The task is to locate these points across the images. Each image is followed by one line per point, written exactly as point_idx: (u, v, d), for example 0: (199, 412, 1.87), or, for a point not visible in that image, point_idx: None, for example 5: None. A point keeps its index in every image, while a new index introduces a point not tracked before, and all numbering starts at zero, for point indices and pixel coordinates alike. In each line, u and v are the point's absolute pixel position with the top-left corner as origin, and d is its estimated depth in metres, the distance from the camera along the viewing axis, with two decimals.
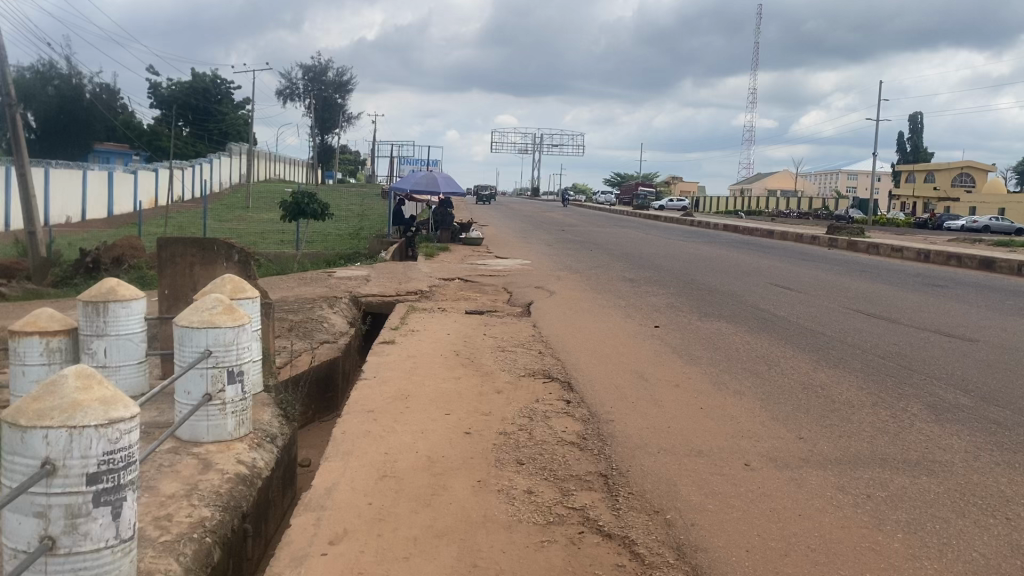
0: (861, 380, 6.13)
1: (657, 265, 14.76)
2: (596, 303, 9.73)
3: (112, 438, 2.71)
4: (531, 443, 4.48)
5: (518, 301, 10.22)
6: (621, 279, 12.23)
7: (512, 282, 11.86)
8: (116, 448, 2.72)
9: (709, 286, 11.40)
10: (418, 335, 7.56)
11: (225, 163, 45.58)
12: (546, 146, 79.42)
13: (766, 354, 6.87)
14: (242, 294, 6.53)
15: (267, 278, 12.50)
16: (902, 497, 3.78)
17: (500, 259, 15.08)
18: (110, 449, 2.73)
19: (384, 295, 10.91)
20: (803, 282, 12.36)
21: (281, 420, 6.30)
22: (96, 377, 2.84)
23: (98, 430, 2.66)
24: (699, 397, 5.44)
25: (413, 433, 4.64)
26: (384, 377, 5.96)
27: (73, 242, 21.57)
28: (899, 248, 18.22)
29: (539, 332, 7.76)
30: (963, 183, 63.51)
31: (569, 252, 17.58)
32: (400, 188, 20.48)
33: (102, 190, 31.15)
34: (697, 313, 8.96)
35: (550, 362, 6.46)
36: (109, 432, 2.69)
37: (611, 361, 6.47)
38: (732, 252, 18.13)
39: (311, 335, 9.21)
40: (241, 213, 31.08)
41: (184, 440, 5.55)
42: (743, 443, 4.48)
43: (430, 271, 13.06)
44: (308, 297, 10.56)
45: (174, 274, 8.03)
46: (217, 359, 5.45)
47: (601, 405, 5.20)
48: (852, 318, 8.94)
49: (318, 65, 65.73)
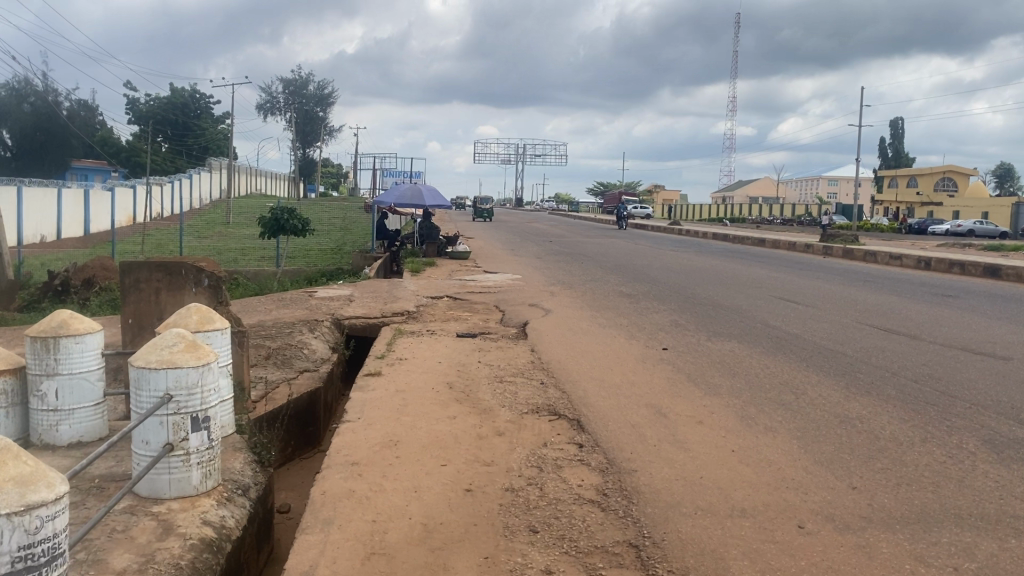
0: (900, 408, 5.51)
1: (653, 278, 14.15)
2: (595, 322, 9.10)
3: (27, 528, 2.45)
4: (544, 503, 3.83)
5: (512, 321, 9.57)
6: (618, 294, 11.60)
7: (503, 300, 11.21)
8: (32, 540, 2.46)
9: (712, 302, 10.79)
10: (407, 363, 6.89)
11: (205, 178, 44.78)
12: (529, 155, 78.95)
13: (789, 381, 6.25)
14: (210, 324, 5.84)
15: (245, 300, 11.81)
16: (995, 567, 3.15)
17: (488, 275, 14.43)
18: (28, 541, 2.48)
19: (369, 316, 10.23)
20: (808, 294, 11.78)
21: (255, 467, 5.62)
22: (17, 455, 2.57)
23: (10, 519, 2.42)
24: (727, 437, 4.79)
25: (404, 493, 3.98)
26: (370, 418, 5.29)
27: (45, 263, 20.77)
28: (898, 255, 17.73)
29: (539, 358, 7.11)
30: (947, 188, 63.51)
31: (560, 265, 16.94)
32: (383, 202, 19.84)
33: (77, 207, 30.33)
34: (706, 333, 8.34)
35: (554, 395, 5.81)
36: (23, 521, 2.44)
37: (621, 393, 5.82)
38: (727, 262, 17.56)
39: (290, 364, 8.54)
40: (221, 229, 30.31)
41: (142, 496, 4.87)
42: (791, 497, 3.84)
43: (417, 289, 12.38)
44: (287, 321, 9.87)
45: (139, 300, 7.40)
46: (178, 404, 4.77)
47: (617, 450, 4.56)
48: (871, 335, 8.34)
49: (298, 79, 65.03)
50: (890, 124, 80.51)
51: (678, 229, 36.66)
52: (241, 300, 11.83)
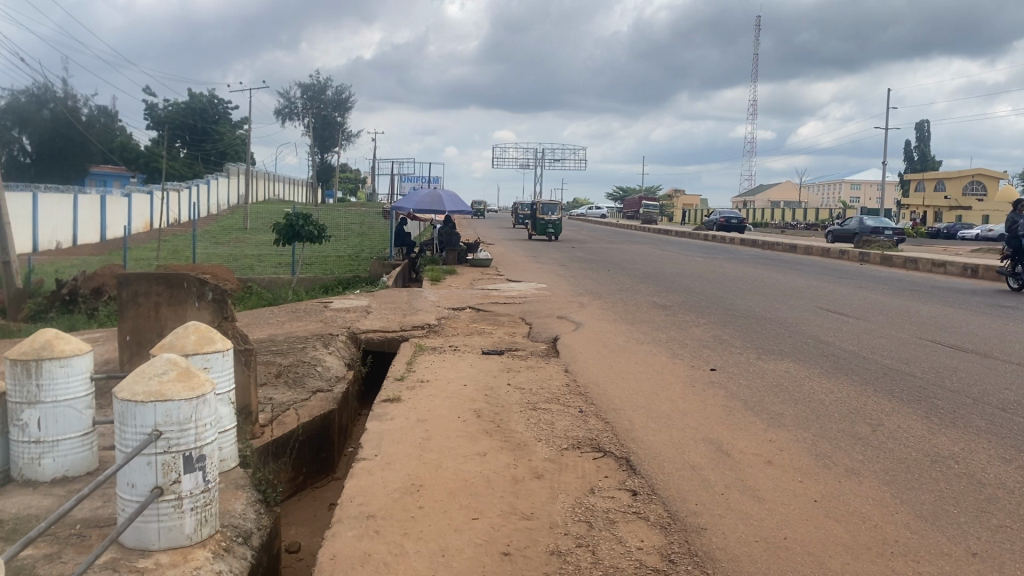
0: (997, 444, 4.79)
1: (687, 287, 13.45)
2: (631, 338, 8.40)
3: None
4: (600, 573, 3.16)
5: (541, 336, 8.87)
6: (651, 306, 10.90)
7: (530, 312, 10.55)
8: None
9: (754, 314, 10.09)
10: (429, 386, 6.22)
11: (223, 183, 44.50)
12: (548, 160, 78.09)
13: (859, 410, 5.55)
14: (209, 346, 5.23)
15: (257, 312, 11.22)
16: None
17: (512, 285, 13.75)
18: None
19: (387, 329, 9.56)
20: (855, 306, 11.05)
21: (259, 508, 5.00)
22: None
23: None
24: (804, 484, 4.11)
25: (429, 557, 3.33)
26: (389, 455, 4.63)
27: (58, 271, 20.31)
28: (940, 262, 16.89)
29: (574, 379, 6.45)
30: (975, 192, 62.15)
31: (586, 273, 16.27)
32: (401, 208, 19.21)
33: (94, 213, 29.96)
34: (755, 351, 7.62)
35: (595, 426, 5.15)
36: None
37: (672, 425, 5.13)
38: (760, 269, 16.84)
39: (302, 383, 7.92)
40: (238, 235, 29.87)
41: (127, 547, 4.24)
42: (903, 569, 3.15)
43: (438, 299, 11.76)
44: (300, 335, 9.24)
45: (137, 315, 6.87)
46: (168, 442, 4.15)
47: (679, 499, 3.89)
48: (936, 352, 7.60)
49: (317, 84, 64.72)
50: (915, 127, 78.94)
51: (701, 234, 35.83)
52: (254, 312, 11.24)
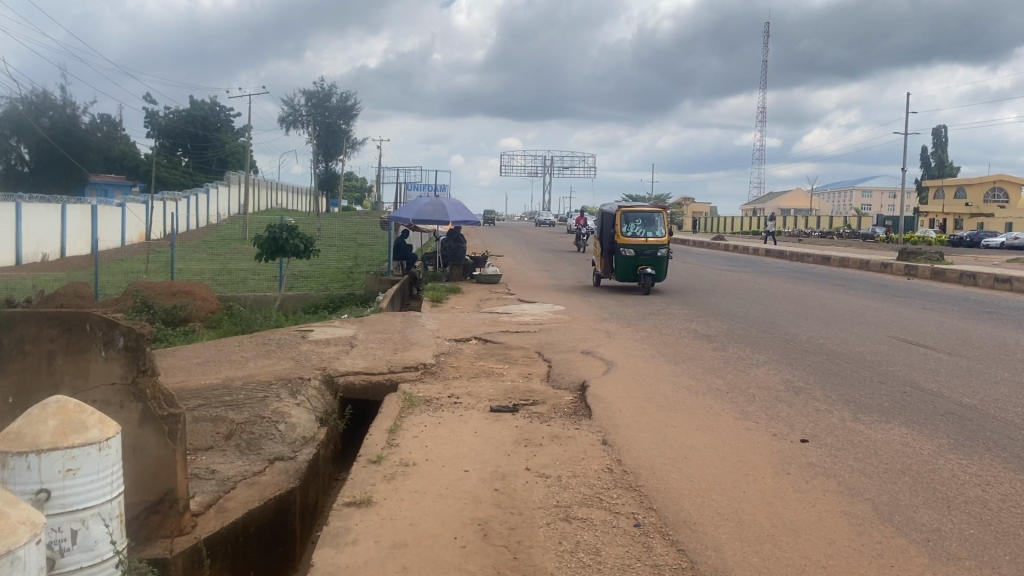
0: None
1: (725, 309, 11.62)
2: (680, 387, 6.55)
3: None
4: None
5: (562, 382, 7.02)
6: (693, 337, 9.05)
7: (548, 345, 8.72)
8: None
9: (820, 349, 8.24)
10: (417, 477, 4.38)
11: (224, 193, 42.92)
12: (557, 168, 76.01)
13: None
14: (75, 438, 3.42)
15: (224, 345, 9.42)
16: None
17: (524, 307, 11.93)
18: None
19: (371, 370, 7.71)
20: (935, 334, 9.21)
21: None
22: None
23: None
24: None
25: None
26: None
27: (30, 289, 18.57)
28: (1004, 278, 15.00)
29: (618, 463, 4.61)
30: (997, 199, 60.19)
31: (605, 291, 14.47)
32: (400, 218, 17.35)
33: (85, 223, 28.24)
34: (851, 411, 5.78)
35: (667, 562, 3.35)
36: None
37: (789, 562, 3.32)
38: (800, 286, 15.04)
39: (256, 451, 6.13)
40: (231, 244, 28.17)
41: None
42: None
43: (438, 327, 9.94)
44: (262, 380, 7.42)
45: (24, 368, 4.87)
46: None
47: None
48: None
49: (322, 91, 62.64)
50: (931, 133, 76.73)
51: (720, 244, 34.17)
52: (219, 345, 9.44)
